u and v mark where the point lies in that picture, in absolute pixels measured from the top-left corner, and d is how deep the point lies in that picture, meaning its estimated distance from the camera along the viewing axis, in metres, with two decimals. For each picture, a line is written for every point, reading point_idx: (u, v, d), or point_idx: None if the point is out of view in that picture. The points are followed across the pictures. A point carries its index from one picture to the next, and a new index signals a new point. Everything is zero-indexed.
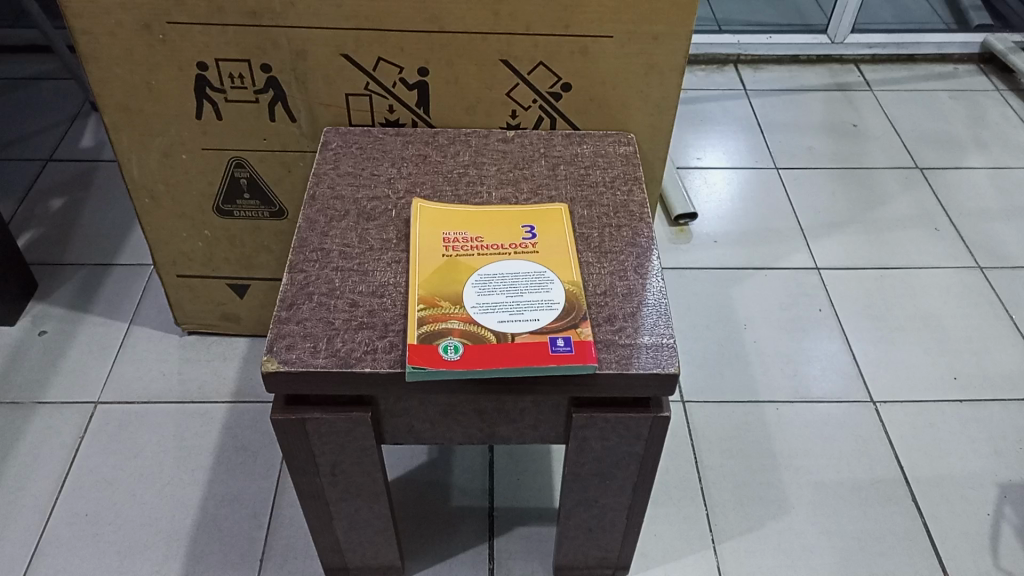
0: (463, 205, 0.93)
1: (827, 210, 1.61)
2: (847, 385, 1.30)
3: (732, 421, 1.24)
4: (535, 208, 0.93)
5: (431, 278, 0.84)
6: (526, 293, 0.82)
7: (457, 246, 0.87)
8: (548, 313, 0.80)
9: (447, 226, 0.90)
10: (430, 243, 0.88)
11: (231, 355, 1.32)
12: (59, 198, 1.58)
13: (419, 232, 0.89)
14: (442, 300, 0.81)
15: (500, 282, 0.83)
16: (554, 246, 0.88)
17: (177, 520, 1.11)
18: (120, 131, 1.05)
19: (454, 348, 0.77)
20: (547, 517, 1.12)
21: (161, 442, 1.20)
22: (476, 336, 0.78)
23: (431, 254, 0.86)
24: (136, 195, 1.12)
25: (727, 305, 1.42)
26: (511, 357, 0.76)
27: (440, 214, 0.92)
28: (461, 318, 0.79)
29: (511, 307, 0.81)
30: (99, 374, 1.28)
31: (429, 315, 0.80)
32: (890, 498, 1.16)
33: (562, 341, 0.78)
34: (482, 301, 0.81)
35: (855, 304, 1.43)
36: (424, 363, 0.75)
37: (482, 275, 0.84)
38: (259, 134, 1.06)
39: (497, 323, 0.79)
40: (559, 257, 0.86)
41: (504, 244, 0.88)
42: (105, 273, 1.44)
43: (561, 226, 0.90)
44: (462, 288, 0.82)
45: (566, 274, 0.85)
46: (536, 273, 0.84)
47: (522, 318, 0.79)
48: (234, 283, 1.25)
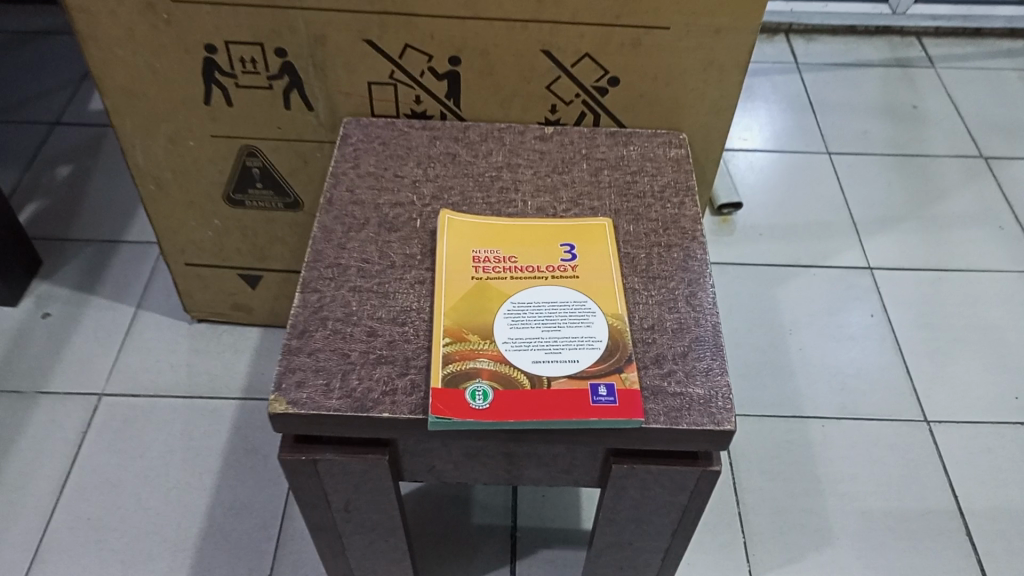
0: (496, 217, 0.84)
1: (882, 202, 1.50)
2: (897, 400, 1.21)
3: (774, 439, 1.16)
4: (576, 223, 0.83)
5: (458, 305, 0.75)
6: (565, 327, 0.73)
7: (488, 267, 0.78)
8: (589, 353, 0.71)
9: (478, 242, 0.81)
10: (458, 262, 0.79)
11: (242, 347, 1.24)
12: (66, 166, 1.49)
13: (446, 249, 0.80)
14: (470, 333, 0.73)
15: (536, 312, 0.74)
16: (597, 269, 0.78)
17: (184, 528, 1.05)
18: (123, 116, 0.96)
19: (483, 394, 0.68)
20: (574, 540, 1.06)
21: (168, 441, 1.14)
22: (508, 380, 0.69)
23: (459, 276, 0.77)
24: (142, 182, 1.04)
25: (771, 307, 1.32)
26: (548, 409, 0.68)
27: (468, 227, 0.82)
28: (490, 357, 0.71)
29: (547, 344, 0.72)
30: (105, 363, 1.21)
31: (455, 352, 0.71)
32: (941, 531, 1.08)
33: (604, 390, 0.69)
34: (515, 336, 0.73)
35: (910, 311, 1.33)
36: (449, 414, 0.67)
37: (516, 303, 0.75)
38: (273, 122, 0.97)
39: (532, 364, 0.70)
40: (601, 283, 0.77)
41: (540, 266, 0.79)
42: (112, 250, 1.37)
43: (605, 244, 0.81)
44: (493, 319, 0.74)
45: (610, 304, 0.75)
46: (575, 303, 0.75)
47: (560, 360, 0.71)
48: (246, 273, 1.17)
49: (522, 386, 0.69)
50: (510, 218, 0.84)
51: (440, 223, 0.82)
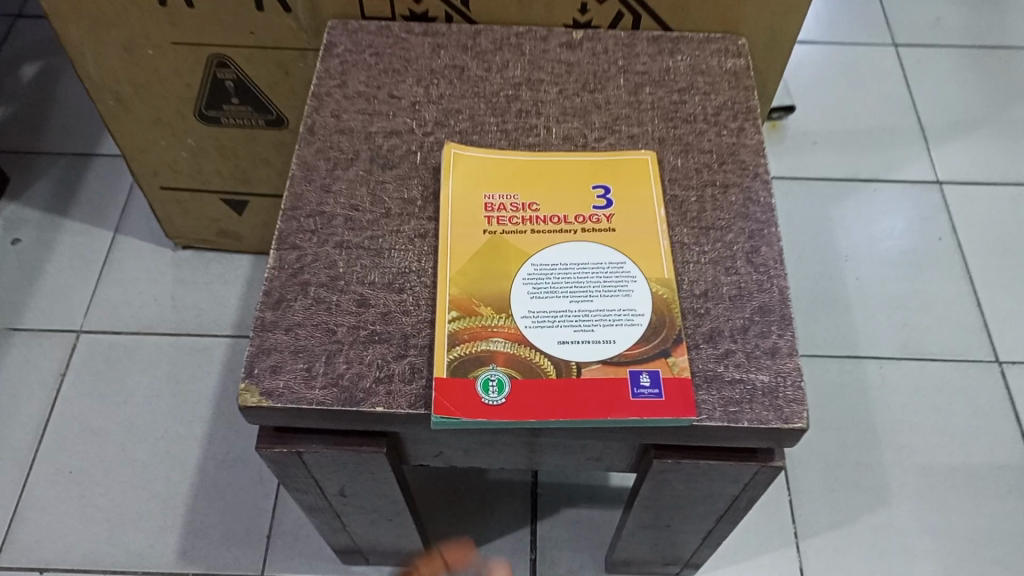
0: (513, 151, 0.69)
1: (955, 104, 1.31)
2: (966, 338, 1.08)
3: (825, 383, 1.04)
4: (610, 157, 0.68)
5: (467, 267, 0.61)
6: (599, 298, 0.60)
7: (504, 218, 0.64)
8: (628, 332, 0.58)
9: (491, 184, 0.66)
10: (467, 210, 0.64)
11: (233, 277, 1.12)
12: (31, 67, 1.33)
13: (453, 193, 0.65)
14: (482, 305, 0.59)
15: (562, 278, 0.61)
16: (637, 220, 0.64)
17: (174, 483, 0.96)
18: (65, 20, 0.80)
19: (497, 385, 0.56)
20: (602, 498, 0.96)
21: (153, 385, 1.03)
22: (529, 367, 0.57)
23: (468, 230, 0.63)
24: (98, 97, 0.89)
25: (825, 230, 1.17)
26: (576, 403, 0.55)
27: (478, 165, 0.67)
28: (506, 337, 0.58)
29: (577, 320, 0.59)
30: (82, 297, 1.10)
31: (463, 331, 0.58)
32: (1012, 489, 0.97)
33: (647, 380, 0.56)
34: (537, 309, 0.59)
35: (984, 234, 1.17)
36: (456, 412, 0.55)
37: (537, 266, 0.62)
38: (244, 27, 0.81)
39: (558, 347, 0.57)
40: (642, 239, 0.63)
41: (567, 217, 0.64)
42: (86, 166, 1.22)
43: (647, 186, 0.66)
44: (510, 286, 0.60)
45: (655, 267, 0.62)
46: (611, 266, 0.62)
47: (593, 341, 0.58)
48: (229, 198, 1.03)
49: (546, 375, 0.56)
50: (530, 152, 0.69)
51: (444, 159, 0.67)
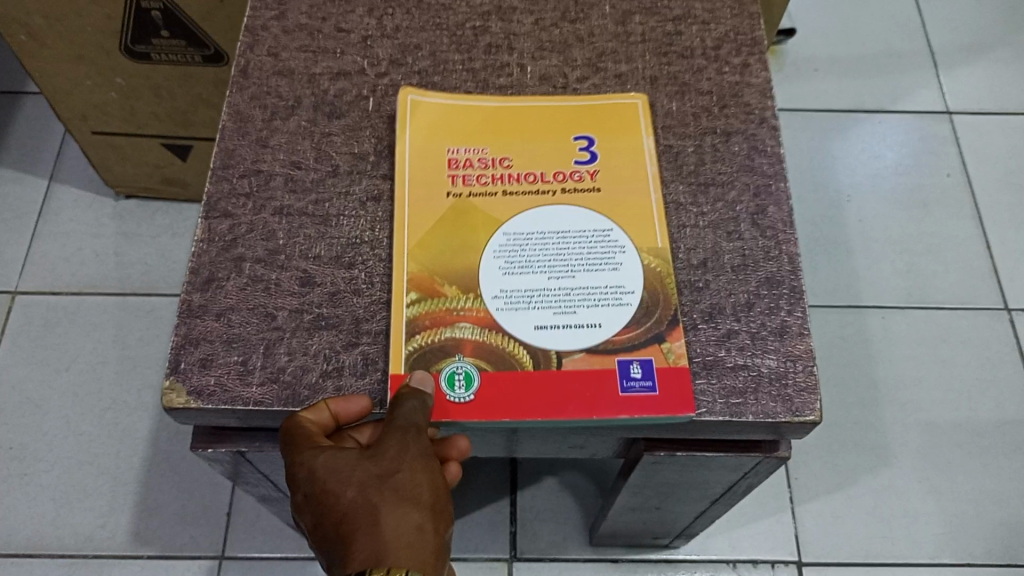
0: (482, 96, 0.59)
1: (968, 26, 1.21)
2: (975, 284, 1.01)
3: (824, 336, 0.97)
4: (595, 101, 0.59)
5: (428, 238, 0.53)
6: (582, 273, 0.51)
7: (469, 178, 0.55)
8: (616, 314, 0.50)
9: (456, 135, 0.57)
10: (426, 168, 0.55)
11: (182, 229, 1.02)
12: None
13: (411, 148, 0.56)
14: (447, 285, 0.51)
15: (539, 249, 0.52)
16: (624, 177, 0.55)
17: (124, 458, 0.89)
18: None
19: (463, 380, 0.48)
20: (586, 465, 0.89)
21: (98, 350, 0.94)
22: (501, 358, 0.49)
23: (428, 192, 0.54)
24: (6, 29, 0.77)
25: (826, 168, 1.08)
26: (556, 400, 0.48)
27: (439, 114, 0.58)
28: (474, 322, 0.50)
29: (557, 300, 0.50)
30: (15, 253, 1.00)
31: (424, 317, 0.50)
32: (1019, 446, 0.91)
33: (638, 372, 0.48)
34: (511, 288, 0.51)
35: (996, 169, 1.09)
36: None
37: (510, 235, 0.53)
38: None
39: (535, 335, 0.49)
40: (632, 200, 0.54)
41: (544, 175, 0.55)
42: (14, 105, 1.10)
43: (637, 136, 0.57)
44: (479, 261, 0.52)
45: (646, 233, 0.53)
46: (596, 234, 0.53)
47: (575, 325, 0.50)
48: (170, 143, 0.92)
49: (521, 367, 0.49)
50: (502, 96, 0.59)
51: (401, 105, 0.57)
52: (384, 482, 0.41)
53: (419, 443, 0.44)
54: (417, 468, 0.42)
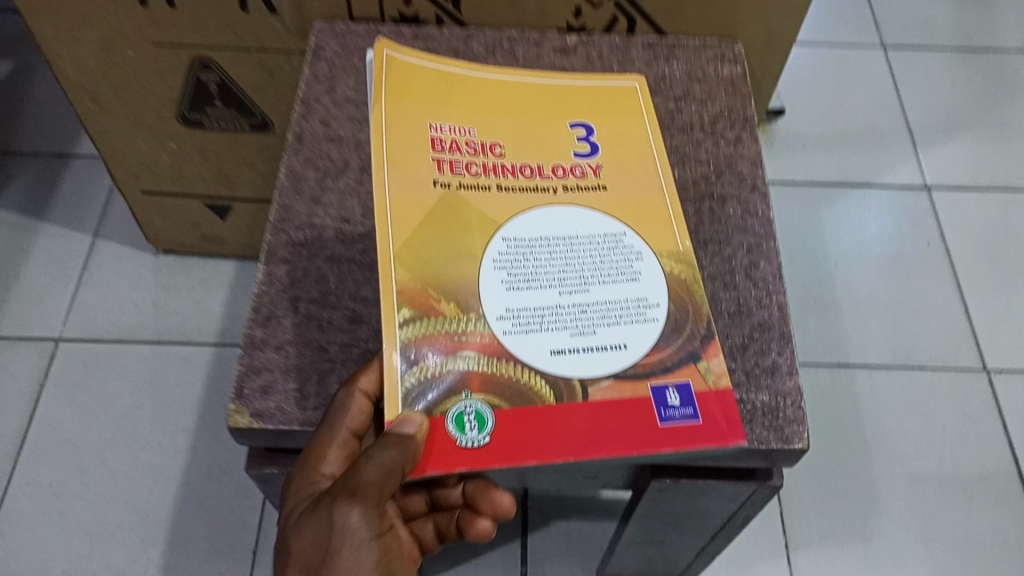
0: (461, 81, 0.64)
1: (942, 108, 1.31)
2: (955, 345, 1.08)
3: (815, 390, 1.03)
4: (593, 94, 0.66)
5: (416, 244, 0.54)
6: (596, 292, 0.53)
7: (459, 160, 0.59)
8: (635, 335, 0.52)
9: (443, 114, 0.61)
10: (414, 138, 0.59)
11: (216, 283, 1.10)
12: (4, 63, 1.28)
13: (400, 114, 0.60)
14: (443, 301, 0.52)
15: (548, 268, 0.54)
16: (625, 175, 0.61)
17: (156, 496, 0.94)
18: (39, 18, 0.77)
19: (475, 419, 0.48)
20: (594, 510, 0.95)
21: (134, 394, 1.01)
22: (510, 389, 0.49)
23: (420, 161, 0.58)
24: (75, 97, 0.86)
25: (815, 236, 1.17)
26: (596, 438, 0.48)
27: (420, 81, 0.62)
28: (478, 351, 0.50)
29: (572, 323, 0.51)
30: (60, 303, 1.07)
31: (425, 344, 0.50)
32: (1001, 497, 0.97)
33: (677, 401, 0.49)
34: (518, 311, 0.52)
35: (972, 239, 1.17)
36: (425, 465, 0.47)
37: (518, 246, 0.55)
38: (227, 28, 0.78)
39: (549, 362, 0.50)
40: (630, 199, 0.59)
41: (542, 168, 0.60)
42: (62, 166, 1.19)
43: (638, 122, 0.65)
44: (483, 273, 0.54)
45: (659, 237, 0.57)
46: (608, 238, 0.56)
47: (595, 346, 0.51)
48: (213, 202, 1.00)
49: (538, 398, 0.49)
50: (477, 75, 0.65)
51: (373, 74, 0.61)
52: (312, 561, 0.47)
53: (354, 512, 0.47)
54: (346, 552, 0.47)
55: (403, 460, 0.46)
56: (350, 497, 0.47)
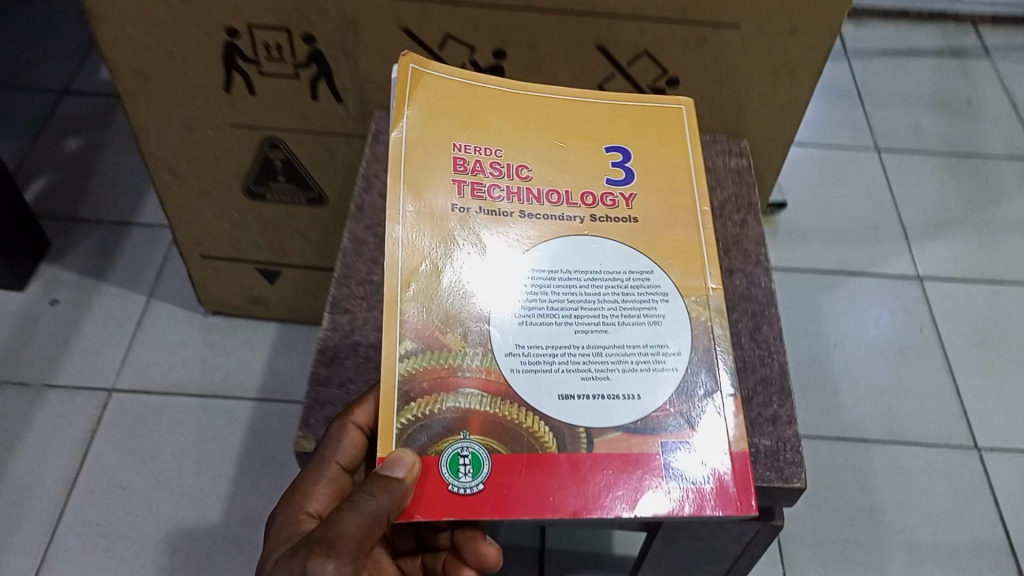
0: (491, 96, 0.65)
1: (934, 206, 1.42)
2: (948, 424, 1.14)
3: (817, 461, 1.10)
4: (634, 116, 0.67)
5: (429, 273, 0.58)
6: (613, 335, 0.56)
7: (480, 186, 0.62)
8: (652, 384, 0.55)
9: (472, 132, 0.63)
10: (434, 158, 0.62)
11: (259, 343, 1.19)
12: (75, 138, 1.41)
13: (423, 134, 0.62)
14: (450, 335, 0.56)
15: (566, 308, 0.57)
16: (657, 207, 0.63)
17: (196, 538, 1.00)
18: (135, 100, 0.88)
19: (471, 465, 0.52)
20: (608, 566, 1.00)
21: (180, 443, 1.08)
22: (506, 431, 0.53)
23: (437, 183, 0.61)
24: (154, 171, 0.97)
25: (816, 318, 1.25)
26: (599, 493, 0.52)
27: (446, 97, 0.64)
28: (479, 389, 0.54)
29: (585, 367, 0.55)
30: (115, 356, 1.16)
31: (425, 379, 0.54)
32: (993, 568, 1.02)
33: (690, 463, 0.52)
34: (530, 349, 0.55)
35: (963, 326, 1.26)
36: (413, 510, 0.50)
37: (540, 283, 0.58)
38: (297, 114, 0.89)
39: (556, 405, 0.54)
40: (655, 233, 0.62)
41: (572, 196, 0.63)
42: (123, 233, 1.30)
43: (678, 149, 0.66)
44: (504, 307, 0.57)
45: (686, 277, 0.60)
46: (633, 277, 0.59)
47: (606, 394, 0.54)
48: (264, 267, 1.10)
49: (532, 442, 0.53)
50: (510, 90, 0.66)
51: (396, 92, 0.63)
52: None
53: (329, 565, 0.48)
54: None
55: (390, 505, 0.49)
56: (327, 551, 0.49)
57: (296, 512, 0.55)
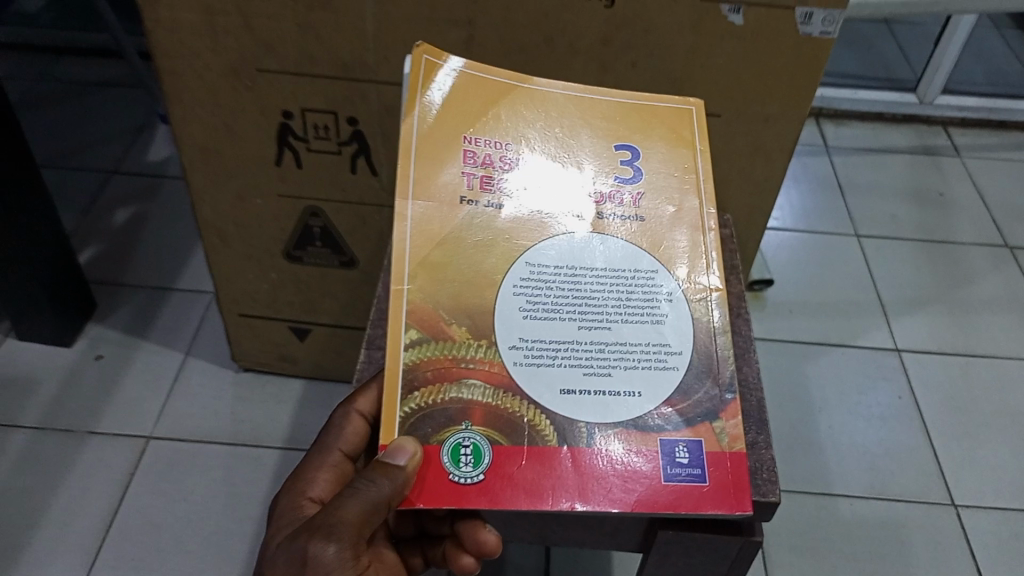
0: (501, 91, 0.67)
1: (910, 286, 1.53)
2: (926, 484, 1.22)
3: (804, 514, 1.18)
4: (645, 116, 0.70)
5: (436, 264, 0.61)
6: (616, 332, 0.60)
7: (489, 181, 0.65)
8: (651, 381, 0.58)
9: (482, 127, 0.66)
10: (445, 150, 0.65)
11: (285, 398, 1.29)
12: (123, 212, 1.54)
13: (435, 126, 0.65)
14: (454, 326, 0.59)
15: (569, 305, 0.60)
16: (664, 207, 0.66)
17: (223, 572, 1.07)
18: (196, 172, 1.01)
19: (472, 458, 0.54)
20: None
21: (210, 487, 1.16)
22: (506, 423, 0.55)
23: (447, 174, 0.64)
24: (205, 235, 1.09)
25: (802, 384, 1.35)
26: (598, 486, 0.54)
27: (458, 91, 0.66)
28: (484, 381, 0.57)
29: (587, 363, 0.58)
30: (152, 407, 1.25)
31: (427, 372, 0.57)
32: None
33: (686, 458, 0.55)
34: (533, 343, 0.59)
35: (939, 394, 1.35)
36: (414, 499, 0.53)
37: (546, 279, 0.61)
38: (337, 186, 1.02)
39: (558, 399, 0.57)
40: (658, 235, 0.65)
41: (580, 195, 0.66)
42: (163, 297, 1.41)
43: (686, 151, 0.69)
44: (507, 304, 0.60)
45: (688, 277, 0.63)
46: (637, 275, 0.63)
47: (606, 391, 0.57)
48: (295, 325, 1.22)
49: (532, 434, 0.55)
50: (522, 85, 0.68)
51: (409, 83, 0.65)
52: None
53: (330, 548, 0.54)
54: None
55: (390, 490, 0.52)
56: (327, 535, 0.54)
57: (298, 497, 0.61)
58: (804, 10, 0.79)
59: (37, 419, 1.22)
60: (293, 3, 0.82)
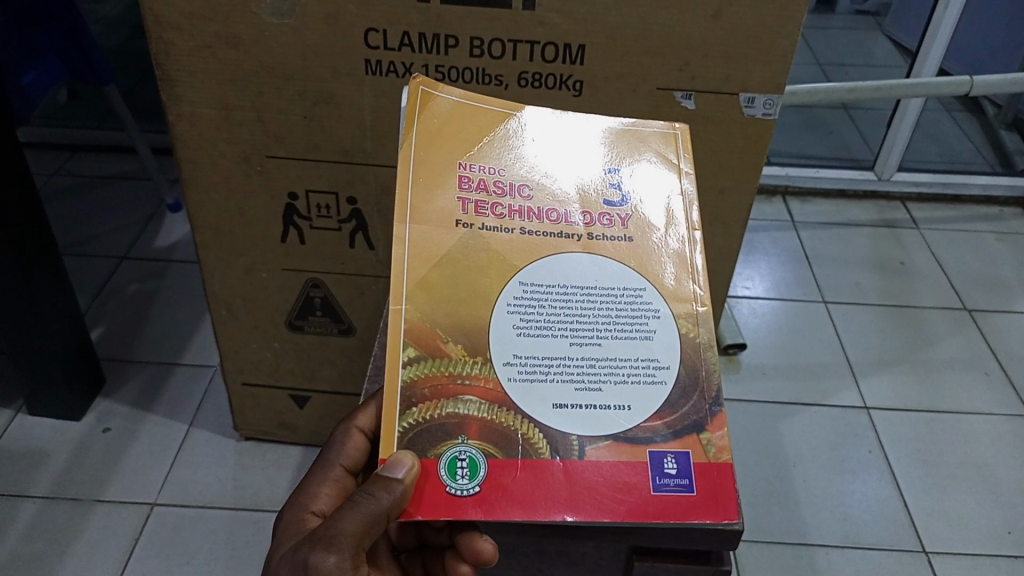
0: (492, 122, 0.74)
1: (875, 348, 1.63)
2: (897, 532, 1.28)
3: (782, 565, 1.23)
4: (630, 143, 0.75)
5: (434, 285, 0.67)
6: (605, 347, 0.66)
7: (483, 206, 0.70)
8: (638, 394, 0.65)
9: (477, 153, 0.72)
10: (440, 175, 0.70)
11: (285, 465, 1.35)
12: (131, 294, 1.63)
13: (430, 151, 0.71)
14: (451, 343, 0.65)
15: (562, 323, 0.66)
16: (650, 228, 0.71)
17: None
18: (208, 250, 1.11)
19: (468, 470, 0.61)
20: None
21: (213, 550, 1.21)
22: (496, 436, 0.62)
23: (442, 197, 0.70)
24: (214, 307, 1.18)
25: (776, 441, 1.42)
26: (590, 498, 0.61)
27: (451, 122, 0.73)
28: (479, 397, 0.64)
29: (578, 380, 0.64)
30: (158, 475, 1.31)
31: (425, 387, 0.63)
32: None
33: (674, 468, 0.62)
34: (528, 359, 0.65)
35: (907, 448, 1.42)
36: (414, 511, 0.60)
37: (539, 295, 0.67)
38: (337, 259, 1.12)
39: (553, 412, 0.63)
40: (644, 252, 0.70)
41: (572, 218, 0.71)
42: (169, 372, 1.49)
43: (673, 176, 0.75)
44: (503, 320, 0.66)
45: (677, 294, 0.69)
46: (629, 294, 0.68)
47: (596, 404, 0.64)
48: (295, 393, 1.29)
49: (525, 446, 0.62)
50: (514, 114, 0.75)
51: (408, 113, 0.72)
52: None
53: (331, 557, 0.61)
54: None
55: (389, 501, 0.59)
56: (328, 545, 0.61)
57: (302, 511, 0.68)
58: (747, 96, 0.91)
59: (47, 489, 1.27)
60: (300, 98, 0.94)
